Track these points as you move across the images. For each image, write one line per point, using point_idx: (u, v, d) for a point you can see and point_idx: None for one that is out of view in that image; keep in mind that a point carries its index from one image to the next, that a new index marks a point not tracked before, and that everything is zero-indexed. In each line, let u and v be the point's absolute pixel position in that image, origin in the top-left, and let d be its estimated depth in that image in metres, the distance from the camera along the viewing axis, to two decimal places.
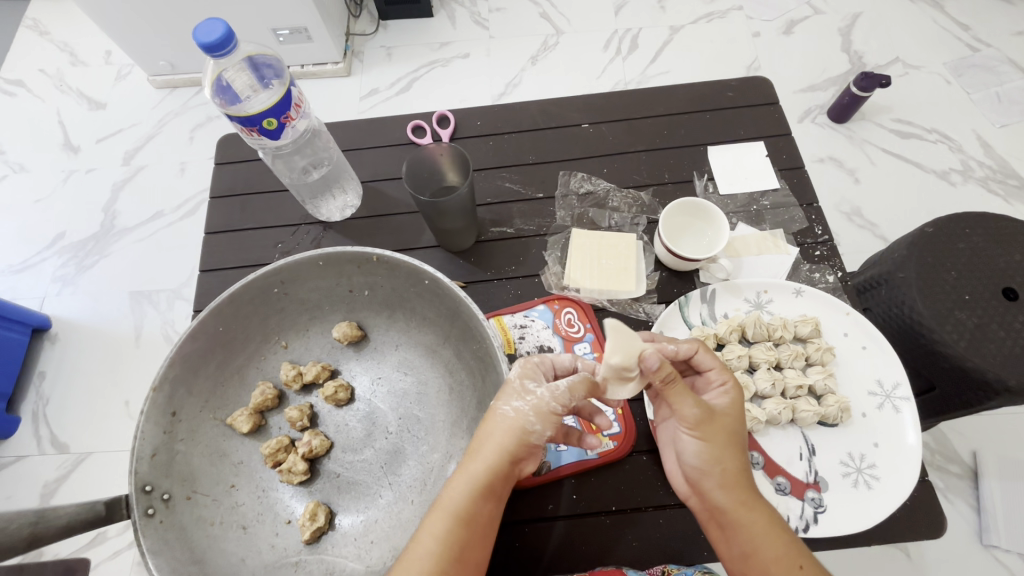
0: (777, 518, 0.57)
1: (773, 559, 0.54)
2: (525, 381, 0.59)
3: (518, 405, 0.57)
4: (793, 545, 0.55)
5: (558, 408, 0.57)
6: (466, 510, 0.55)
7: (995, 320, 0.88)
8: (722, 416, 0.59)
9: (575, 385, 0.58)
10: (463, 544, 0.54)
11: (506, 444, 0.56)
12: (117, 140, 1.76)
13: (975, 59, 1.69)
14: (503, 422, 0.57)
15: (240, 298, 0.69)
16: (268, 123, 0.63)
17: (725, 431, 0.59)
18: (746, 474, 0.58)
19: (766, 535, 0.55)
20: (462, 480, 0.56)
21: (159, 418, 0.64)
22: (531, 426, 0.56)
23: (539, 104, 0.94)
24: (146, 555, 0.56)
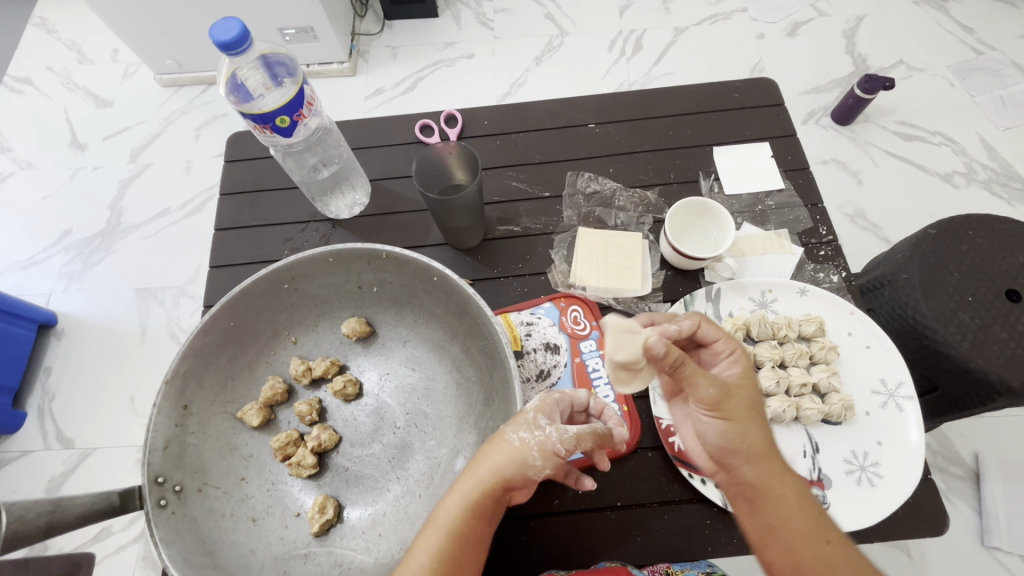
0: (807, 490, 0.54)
1: (808, 530, 0.51)
2: (539, 415, 0.56)
3: (523, 433, 0.54)
4: (825, 518, 0.53)
5: (563, 451, 0.54)
6: (459, 528, 0.52)
7: (998, 320, 0.89)
8: (748, 384, 0.57)
9: (583, 434, 0.56)
10: (456, 564, 0.52)
11: (501, 469, 0.53)
12: (124, 138, 1.78)
13: (979, 62, 1.70)
14: (504, 447, 0.54)
15: (251, 294, 0.70)
16: (281, 120, 0.64)
17: (753, 399, 0.56)
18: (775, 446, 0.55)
19: (799, 507, 0.52)
20: (456, 497, 0.53)
21: (170, 411, 0.65)
22: (532, 461, 0.53)
23: (545, 104, 0.95)
24: (159, 545, 0.57)
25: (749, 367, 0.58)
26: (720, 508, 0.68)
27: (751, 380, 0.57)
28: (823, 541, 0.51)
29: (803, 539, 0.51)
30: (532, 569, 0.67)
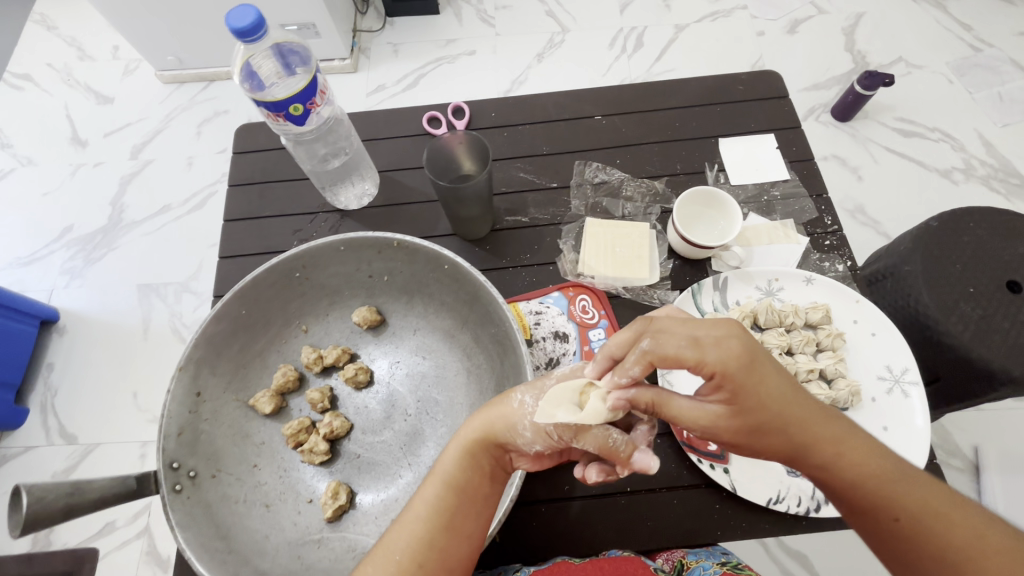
0: (864, 470, 0.47)
1: (871, 515, 0.47)
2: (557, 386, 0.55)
3: (527, 398, 0.55)
4: (895, 494, 0.46)
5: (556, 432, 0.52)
6: (456, 478, 0.55)
7: (1000, 311, 0.90)
8: (741, 407, 0.47)
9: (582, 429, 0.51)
10: (451, 515, 0.53)
11: (497, 426, 0.55)
12: (125, 134, 1.78)
13: (978, 59, 1.71)
14: (506, 406, 0.56)
15: (263, 282, 0.70)
16: (295, 108, 0.64)
17: (754, 418, 0.47)
18: (811, 438, 0.48)
19: (859, 493, 0.47)
20: (453, 446, 0.56)
21: (184, 398, 0.65)
22: (521, 430, 0.54)
23: (552, 97, 0.96)
24: (175, 530, 0.58)
25: (733, 390, 0.46)
26: (729, 493, 0.69)
27: (742, 401, 0.47)
28: (891, 524, 0.47)
29: (868, 522, 0.48)
30: (544, 554, 0.68)
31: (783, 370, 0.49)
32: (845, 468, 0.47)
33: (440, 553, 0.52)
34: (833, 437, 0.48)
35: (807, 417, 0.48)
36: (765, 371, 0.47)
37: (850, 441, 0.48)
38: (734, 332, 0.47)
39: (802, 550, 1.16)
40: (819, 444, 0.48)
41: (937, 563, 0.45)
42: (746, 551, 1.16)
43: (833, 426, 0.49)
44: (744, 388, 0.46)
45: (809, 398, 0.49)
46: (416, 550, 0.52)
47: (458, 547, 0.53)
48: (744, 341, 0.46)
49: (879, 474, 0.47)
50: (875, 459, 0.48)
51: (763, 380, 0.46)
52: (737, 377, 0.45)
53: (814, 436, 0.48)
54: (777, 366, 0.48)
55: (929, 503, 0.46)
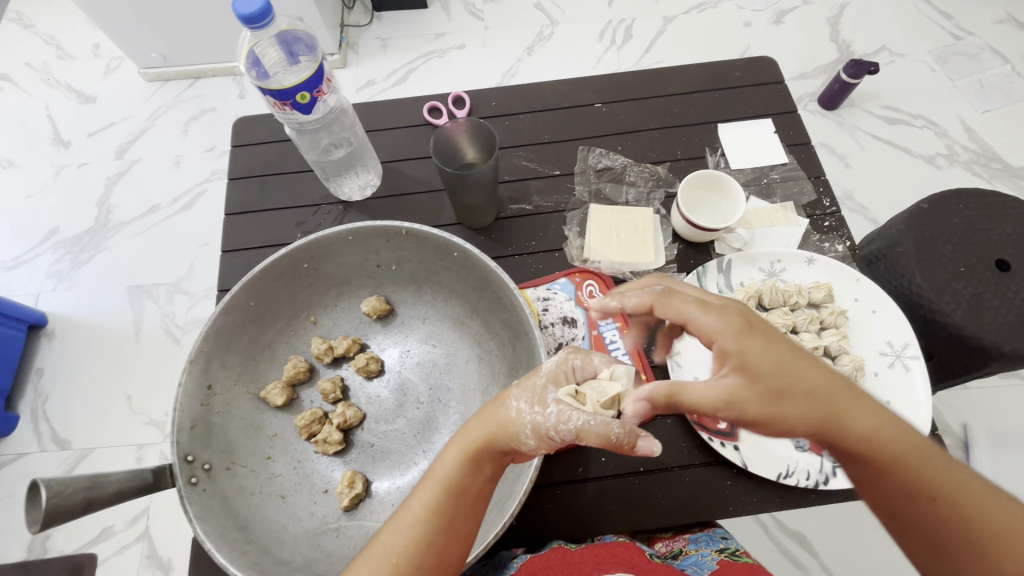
0: (895, 445, 0.48)
1: (906, 492, 0.48)
2: (549, 386, 0.54)
3: (523, 404, 0.53)
4: (924, 468, 0.48)
5: (558, 436, 0.51)
6: (455, 481, 0.53)
7: (989, 289, 0.93)
8: (758, 377, 0.49)
9: (585, 430, 0.50)
10: (450, 519, 0.53)
11: (495, 434, 0.54)
12: (110, 134, 1.74)
13: (958, 47, 1.75)
14: (502, 413, 0.54)
15: (271, 274, 0.70)
16: (302, 97, 0.64)
17: (772, 388, 0.49)
18: (839, 412, 0.49)
19: (892, 469, 0.48)
20: (453, 451, 0.54)
21: (195, 390, 0.65)
22: (523, 437, 0.52)
23: (552, 85, 0.96)
24: (194, 521, 0.57)
25: (746, 357, 0.49)
26: (740, 470, 0.70)
27: (758, 370, 0.49)
28: (926, 502, 0.48)
29: (903, 500, 0.48)
30: (559, 535, 0.69)
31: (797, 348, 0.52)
32: (877, 442, 0.49)
33: (436, 555, 0.52)
34: (862, 412, 0.49)
35: (830, 390, 0.49)
36: (775, 342, 0.50)
37: (879, 418, 0.49)
38: (735, 305, 0.52)
39: (800, 529, 1.18)
40: (849, 416, 0.49)
41: (974, 547, 0.46)
42: (747, 532, 1.19)
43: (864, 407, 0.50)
44: (757, 356, 0.49)
45: (832, 374, 0.51)
46: (411, 552, 0.51)
47: (454, 549, 0.53)
48: (745, 313, 0.52)
49: (911, 448, 0.48)
50: (906, 436, 0.49)
51: (774, 350, 0.49)
52: (741, 332, 0.50)
53: (842, 409, 0.49)
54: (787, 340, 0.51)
55: (959, 481, 0.48)
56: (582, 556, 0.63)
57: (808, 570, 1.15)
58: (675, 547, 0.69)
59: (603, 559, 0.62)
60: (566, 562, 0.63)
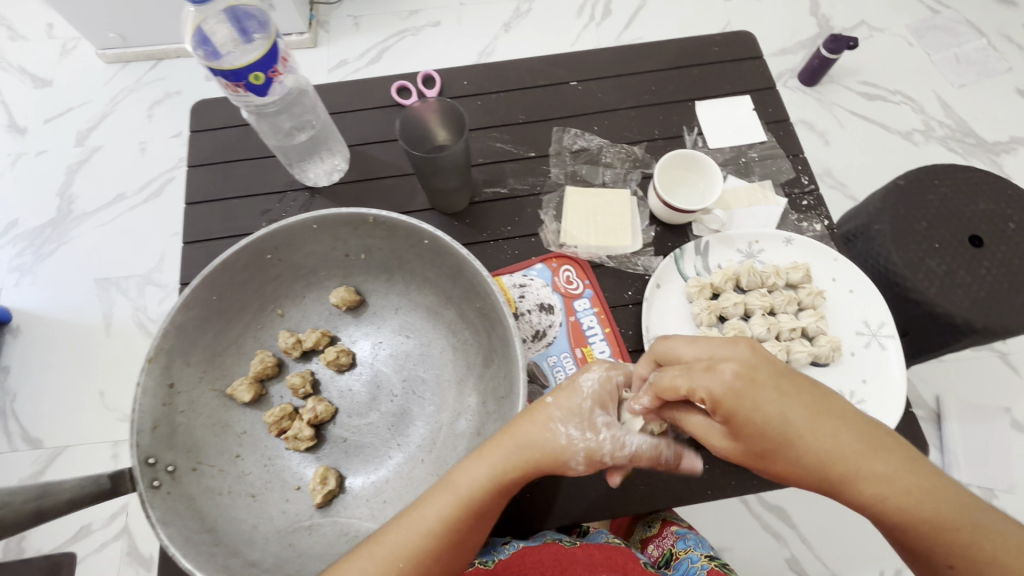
0: (902, 510, 0.47)
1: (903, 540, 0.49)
2: (597, 410, 0.56)
3: (573, 431, 0.55)
4: (925, 526, 0.47)
5: (606, 461, 0.55)
6: (478, 498, 0.54)
7: (963, 266, 0.93)
8: (745, 435, 0.49)
9: (641, 452, 0.56)
10: (461, 531, 0.54)
11: (538, 456, 0.55)
12: (68, 119, 1.66)
13: (936, 21, 1.74)
14: (549, 437, 0.55)
15: (232, 266, 0.67)
16: (255, 78, 0.60)
17: (761, 445, 0.49)
18: (837, 470, 0.48)
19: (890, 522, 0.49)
20: (483, 468, 0.55)
21: (156, 389, 0.62)
22: (573, 461, 0.55)
23: (526, 63, 0.92)
24: (157, 526, 0.55)
25: (732, 419, 0.49)
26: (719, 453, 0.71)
27: (744, 430, 0.49)
28: (941, 563, 0.48)
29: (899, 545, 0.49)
30: (538, 523, 0.69)
31: (805, 395, 0.49)
32: (879, 503, 0.48)
33: (444, 564, 0.54)
34: (883, 472, 0.48)
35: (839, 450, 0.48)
36: (767, 402, 0.48)
37: (882, 480, 0.47)
38: (731, 358, 0.49)
39: (780, 504, 1.20)
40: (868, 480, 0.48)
41: None
42: (729, 509, 1.20)
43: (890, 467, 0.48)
44: (746, 419, 0.48)
45: (842, 426, 0.48)
46: (418, 561, 0.53)
47: (459, 559, 0.55)
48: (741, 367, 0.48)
49: (912, 510, 0.47)
50: (917, 498, 0.47)
51: (762, 410, 0.48)
52: (730, 401, 0.48)
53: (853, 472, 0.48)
54: (785, 396, 0.48)
55: (989, 552, 0.47)
56: (576, 555, 0.68)
57: (788, 543, 1.18)
58: (666, 550, 0.84)
59: (595, 562, 0.69)
60: (560, 559, 0.67)
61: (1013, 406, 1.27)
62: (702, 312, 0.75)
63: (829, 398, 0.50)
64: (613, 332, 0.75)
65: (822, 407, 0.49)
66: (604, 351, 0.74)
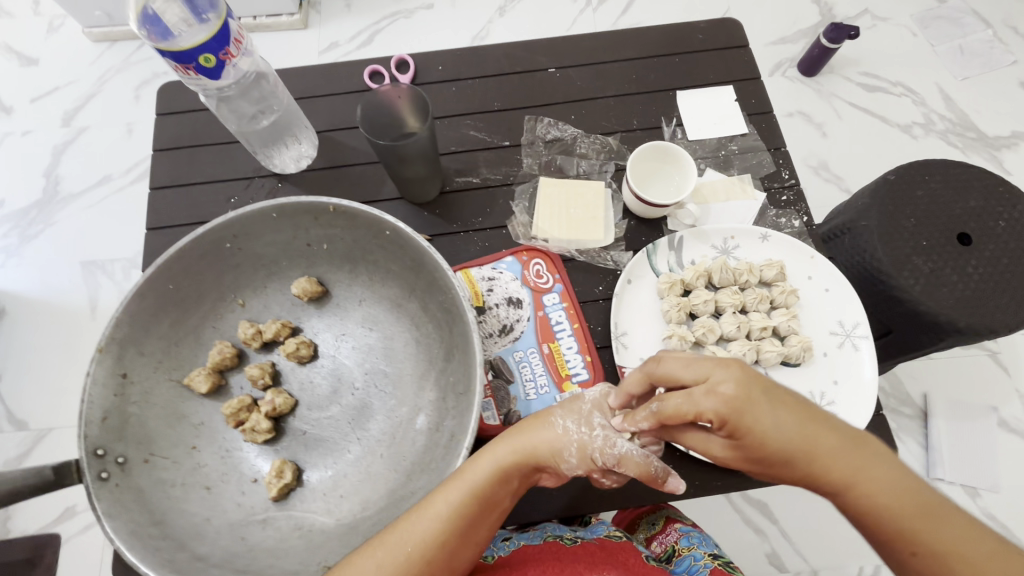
0: (875, 503, 0.47)
1: (890, 544, 0.48)
2: (595, 411, 0.60)
3: (570, 423, 0.59)
4: (915, 528, 0.46)
5: (599, 458, 0.58)
6: (484, 487, 0.56)
7: (949, 264, 0.90)
8: (746, 446, 0.48)
9: (628, 459, 0.57)
10: (468, 522, 0.54)
11: (539, 449, 0.58)
12: (54, 100, 1.63)
13: (941, 10, 1.69)
14: (549, 430, 0.58)
15: (188, 256, 0.65)
16: (206, 59, 0.58)
17: (760, 455, 0.48)
18: (827, 474, 0.48)
19: (878, 526, 0.48)
20: (489, 460, 0.57)
21: (107, 379, 0.61)
22: (568, 454, 0.57)
23: (504, 47, 0.90)
24: (101, 519, 0.55)
25: (735, 431, 0.48)
26: (682, 453, 0.70)
27: (744, 441, 0.48)
28: (905, 554, 0.47)
29: (885, 550, 0.48)
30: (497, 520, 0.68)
31: (796, 403, 0.49)
32: (860, 498, 0.48)
33: (448, 554, 0.54)
34: (867, 470, 0.48)
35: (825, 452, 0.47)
36: (767, 414, 0.47)
37: (869, 483, 0.47)
38: (731, 376, 0.48)
39: (762, 499, 1.19)
40: (852, 478, 0.47)
41: None
42: (710, 503, 1.20)
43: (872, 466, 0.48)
44: (746, 431, 0.48)
45: (829, 430, 0.48)
46: (426, 549, 0.53)
47: (465, 553, 0.55)
48: (739, 384, 0.47)
49: (900, 511, 0.47)
50: (896, 494, 0.47)
51: (761, 421, 0.47)
52: (737, 421, 0.47)
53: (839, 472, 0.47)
54: (780, 406, 0.48)
55: (951, 543, 0.46)
56: (576, 553, 0.67)
57: (769, 537, 1.17)
58: (668, 546, 0.83)
59: (596, 559, 0.66)
60: (559, 557, 0.66)
61: (1002, 405, 1.25)
62: (672, 309, 0.73)
63: (813, 405, 0.50)
64: (581, 328, 0.74)
65: (813, 414, 0.49)
66: (571, 347, 0.73)
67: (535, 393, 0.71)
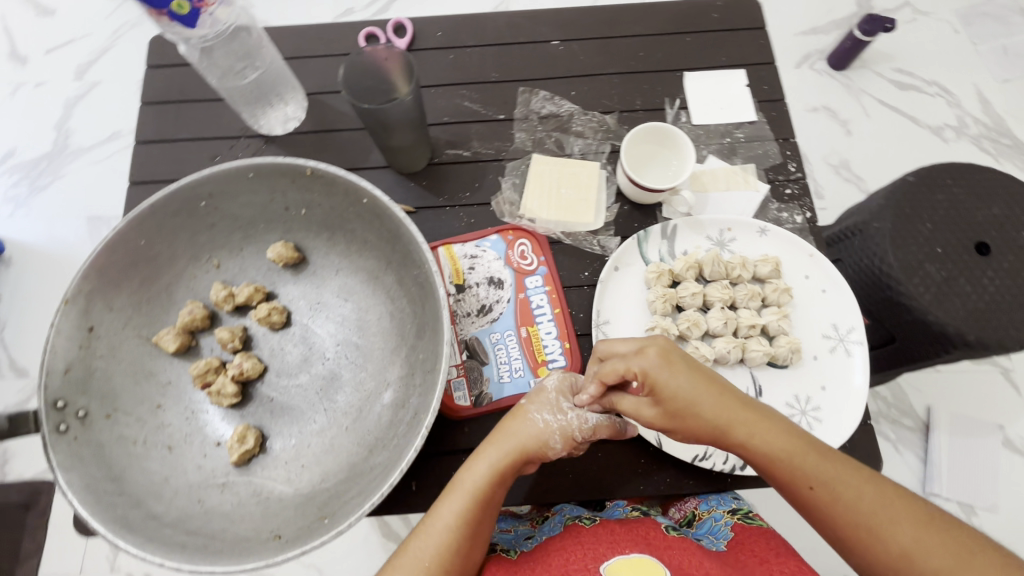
0: (771, 445, 0.53)
1: (789, 485, 0.53)
2: (561, 398, 0.60)
3: (547, 415, 0.58)
4: (804, 464, 0.52)
5: (580, 436, 0.58)
6: (484, 492, 0.55)
7: (964, 273, 0.83)
8: (664, 402, 0.55)
9: (600, 426, 0.59)
10: (475, 525, 0.55)
11: (525, 446, 0.57)
12: (69, 52, 1.57)
13: (987, 7, 1.59)
14: (529, 426, 0.58)
15: (162, 212, 0.65)
16: (179, 7, 0.58)
17: (674, 409, 0.55)
18: (728, 424, 0.54)
19: (775, 467, 0.53)
20: (482, 465, 0.56)
21: (72, 332, 0.61)
22: (553, 443, 0.57)
23: (507, 16, 0.86)
24: (56, 471, 0.55)
25: (655, 388, 0.55)
26: (657, 448, 0.67)
27: (662, 396, 0.55)
28: (805, 491, 0.52)
29: (789, 492, 0.53)
30: None
31: (701, 369, 0.57)
32: (757, 443, 0.54)
33: (464, 558, 0.54)
34: (759, 419, 0.54)
35: (724, 403, 0.55)
36: (675, 370, 0.55)
37: (762, 428, 0.54)
38: (652, 342, 0.57)
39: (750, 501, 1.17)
40: (751, 426, 0.54)
41: (851, 526, 0.50)
42: None
43: (762, 416, 0.55)
44: (663, 387, 0.55)
45: (727, 388, 0.56)
46: (442, 558, 0.53)
47: (475, 552, 0.55)
48: (658, 348, 0.56)
49: (789, 450, 0.53)
50: (786, 436, 0.54)
51: (673, 376, 0.55)
52: (659, 372, 0.55)
53: (739, 421, 0.54)
54: (687, 367, 0.56)
55: (837, 473, 0.52)
56: (597, 535, 0.62)
57: None
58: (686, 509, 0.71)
59: (618, 538, 0.62)
60: (582, 542, 0.62)
61: (1008, 424, 1.20)
62: (657, 300, 0.70)
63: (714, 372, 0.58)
64: (562, 313, 0.71)
65: (714, 377, 0.56)
66: (550, 333, 0.70)
67: (509, 376, 0.68)
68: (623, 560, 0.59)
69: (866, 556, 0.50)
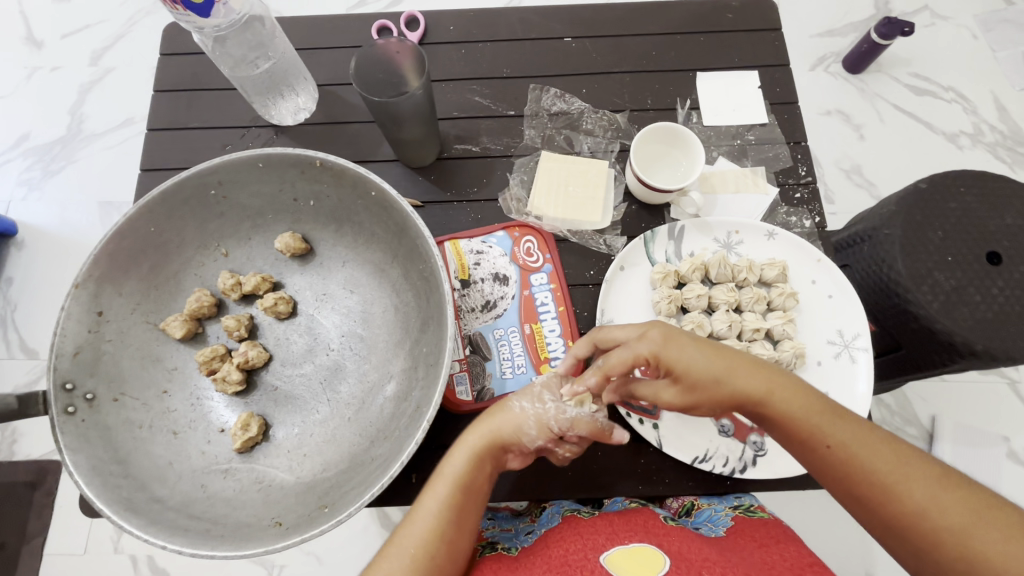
0: (786, 407, 0.53)
1: (807, 448, 0.52)
2: (545, 389, 0.60)
3: (525, 403, 0.59)
4: (820, 424, 0.52)
5: (557, 427, 0.57)
6: (464, 476, 0.56)
7: (974, 283, 0.82)
8: (679, 380, 0.55)
9: (579, 420, 0.57)
10: (460, 510, 0.55)
11: (501, 433, 0.57)
12: (84, 37, 1.58)
13: (1009, 13, 1.56)
14: (507, 414, 0.58)
15: (172, 199, 0.65)
16: None
17: (691, 386, 0.55)
18: (744, 394, 0.54)
19: (793, 433, 0.53)
20: (460, 451, 0.57)
21: (82, 316, 0.62)
22: (527, 430, 0.57)
23: (519, 12, 0.85)
24: (63, 452, 0.56)
25: (667, 367, 0.55)
26: (657, 449, 0.67)
27: (676, 374, 0.55)
28: (821, 450, 0.51)
29: (808, 457, 0.53)
30: None
31: (710, 343, 0.56)
32: (772, 408, 0.53)
33: (451, 546, 0.54)
34: (775, 384, 0.54)
35: (738, 373, 0.54)
36: (684, 346, 0.55)
37: (778, 393, 0.53)
38: (656, 323, 0.56)
39: None
40: (768, 393, 0.53)
41: (869, 483, 0.49)
42: None
43: (776, 382, 0.54)
44: (676, 366, 0.55)
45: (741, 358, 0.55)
46: (429, 544, 0.53)
47: (463, 540, 0.55)
48: (663, 329, 0.56)
49: (807, 414, 0.52)
50: (800, 398, 0.53)
51: (683, 353, 0.54)
52: (668, 352, 0.55)
53: (755, 390, 0.54)
54: (697, 342, 0.55)
55: (852, 432, 0.51)
56: (596, 526, 0.63)
57: None
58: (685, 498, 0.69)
59: (617, 528, 0.62)
60: (581, 532, 0.62)
61: (1013, 436, 1.19)
62: (662, 301, 0.70)
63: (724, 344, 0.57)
64: (566, 311, 0.71)
65: (725, 350, 0.56)
66: (554, 330, 0.70)
67: (512, 372, 0.69)
68: (622, 548, 0.59)
69: (886, 515, 0.49)
